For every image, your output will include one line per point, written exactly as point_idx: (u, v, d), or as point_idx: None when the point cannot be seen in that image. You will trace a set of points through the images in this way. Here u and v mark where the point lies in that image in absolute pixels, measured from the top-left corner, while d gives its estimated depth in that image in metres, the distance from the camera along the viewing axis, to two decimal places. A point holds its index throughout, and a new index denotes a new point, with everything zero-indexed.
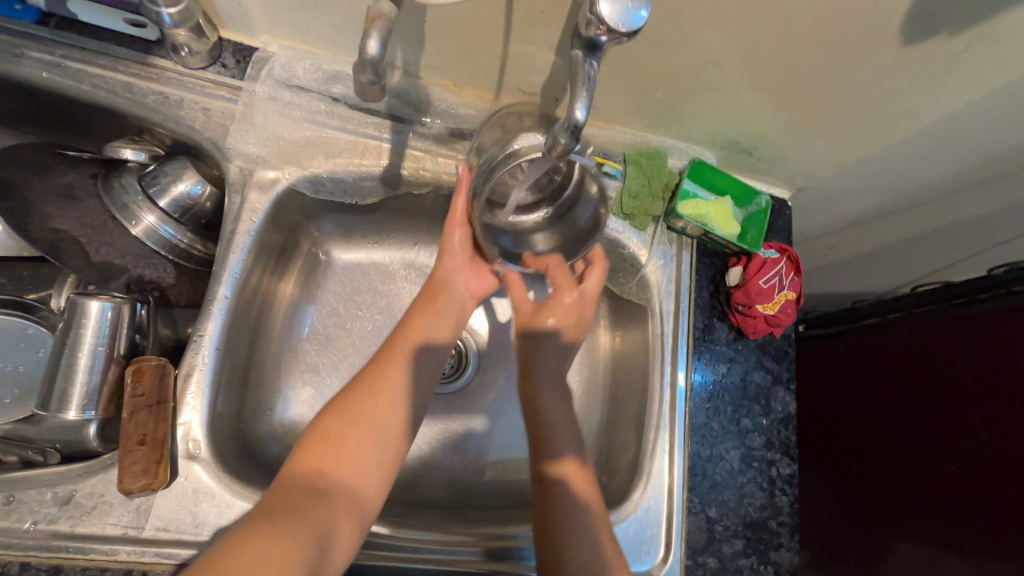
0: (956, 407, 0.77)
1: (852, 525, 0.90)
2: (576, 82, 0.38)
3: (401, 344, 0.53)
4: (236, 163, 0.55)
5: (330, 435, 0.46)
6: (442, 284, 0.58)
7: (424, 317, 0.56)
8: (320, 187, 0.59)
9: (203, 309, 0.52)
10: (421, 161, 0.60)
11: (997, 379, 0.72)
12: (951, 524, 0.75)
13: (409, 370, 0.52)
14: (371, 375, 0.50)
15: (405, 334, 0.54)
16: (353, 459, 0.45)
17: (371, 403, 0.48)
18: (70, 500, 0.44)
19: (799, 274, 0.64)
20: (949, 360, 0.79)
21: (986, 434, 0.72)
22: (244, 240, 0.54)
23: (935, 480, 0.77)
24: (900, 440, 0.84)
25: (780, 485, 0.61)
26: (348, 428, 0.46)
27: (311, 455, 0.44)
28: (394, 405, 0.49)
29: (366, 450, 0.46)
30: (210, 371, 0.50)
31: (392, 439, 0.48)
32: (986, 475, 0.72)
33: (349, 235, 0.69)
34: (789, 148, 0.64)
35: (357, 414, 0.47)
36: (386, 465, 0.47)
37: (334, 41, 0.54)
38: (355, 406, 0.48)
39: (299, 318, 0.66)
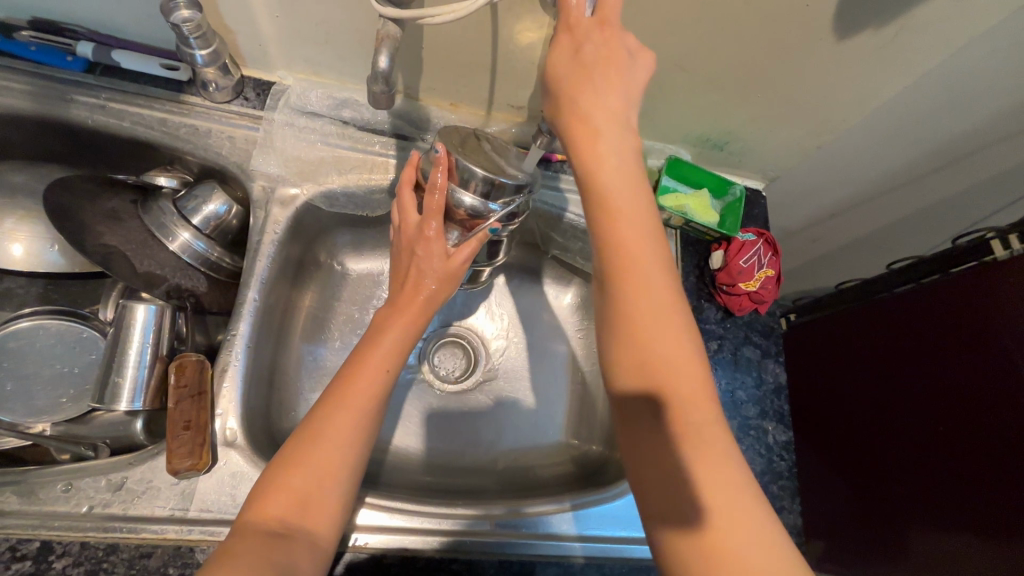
0: (955, 384, 0.81)
1: (872, 508, 0.93)
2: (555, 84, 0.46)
3: (362, 372, 0.50)
4: (259, 183, 0.62)
5: (293, 478, 0.44)
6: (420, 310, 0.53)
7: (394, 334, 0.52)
8: (335, 202, 0.66)
9: (235, 312, 0.57)
10: None
11: (989, 351, 0.77)
12: (970, 504, 0.77)
13: (373, 403, 0.49)
14: (327, 411, 0.48)
15: (364, 363, 0.51)
16: (314, 501, 0.45)
17: (334, 441, 0.46)
18: (123, 486, 0.48)
19: (778, 255, 0.69)
20: (943, 338, 0.83)
21: (985, 407, 0.76)
22: (269, 248, 0.60)
23: (947, 458, 0.80)
24: (907, 424, 0.87)
25: (777, 451, 0.65)
26: (307, 472, 0.45)
27: (269, 502, 0.43)
28: (351, 444, 0.47)
29: (326, 496, 0.45)
30: (243, 366, 0.55)
31: (351, 477, 0.47)
32: (989, 444, 0.75)
33: (361, 247, 0.75)
34: (755, 141, 0.70)
35: (315, 457, 0.45)
36: (345, 500, 0.47)
37: (342, 71, 0.62)
38: (315, 446, 0.46)
39: (316, 325, 0.71)
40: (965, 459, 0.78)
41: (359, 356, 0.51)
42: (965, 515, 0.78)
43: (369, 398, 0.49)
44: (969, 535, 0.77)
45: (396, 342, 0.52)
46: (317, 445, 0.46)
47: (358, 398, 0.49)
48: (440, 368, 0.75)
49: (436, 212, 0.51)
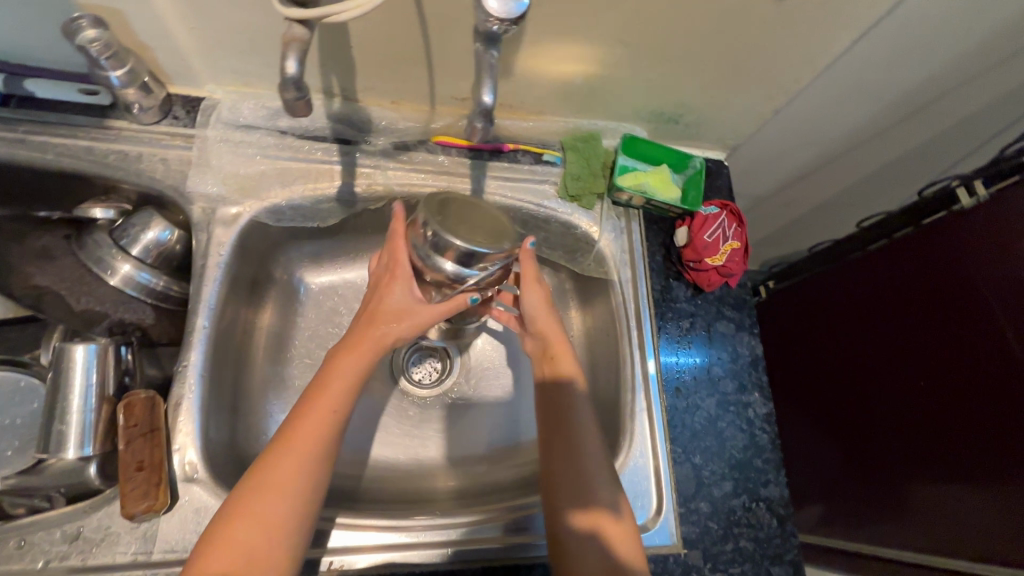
0: (935, 337, 0.81)
1: (869, 471, 0.93)
2: (480, 72, 0.42)
3: (311, 415, 0.48)
4: (199, 204, 0.59)
5: (236, 532, 0.42)
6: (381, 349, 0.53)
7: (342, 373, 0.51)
8: (282, 216, 0.63)
9: (185, 341, 0.55)
10: (371, 176, 0.64)
11: (964, 299, 0.76)
12: (962, 456, 0.77)
13: (320, 448, 0.48)
14: (276, 459, 0.46)
15: (315, 405, 0.49)
16: (260, 554, 0.43)
17: (278, 489, 0.45)
18: (79, 536, 0.46)
19: (743, 226, 0.68)
20: (919, 291, 0.83)
21: (966, 354, 0.76)
22: (215, 272, 0.58)
23: (936, 412, 0.80)
24: (896, 383, 0.87)
25: (759, 425, 0.64)
26: (251, 524, 0.43)
27: (212, 559, 0.41)
28: (297, 493, 0.46)
29: (274, 547, 0.43)
30: (199, 398, 0.53)
31: (300, 525, 0.45)
32: (975, 392, 0.75)
33: (319, 259, 0.73)
34: (710, 111, 0.69)
35: (260, 507, 0.44)
36: (295, 549, 0.45)
37: (274, 79, 0.59)
38: (261, 495, 0.44)
39: (280, 343, 0.69)
40: (954, 413, 0.78)
41: (305, 400, 0.50)
42: (960, 466, 0.77)
43: (319, 441, 0.48)
44: (961, 485, 0.77)
45: (345, 378, 0.51)
46: (261, 494, 0.44)
47: (306, 443, 0.47)
48: (415, 374, 0.74)
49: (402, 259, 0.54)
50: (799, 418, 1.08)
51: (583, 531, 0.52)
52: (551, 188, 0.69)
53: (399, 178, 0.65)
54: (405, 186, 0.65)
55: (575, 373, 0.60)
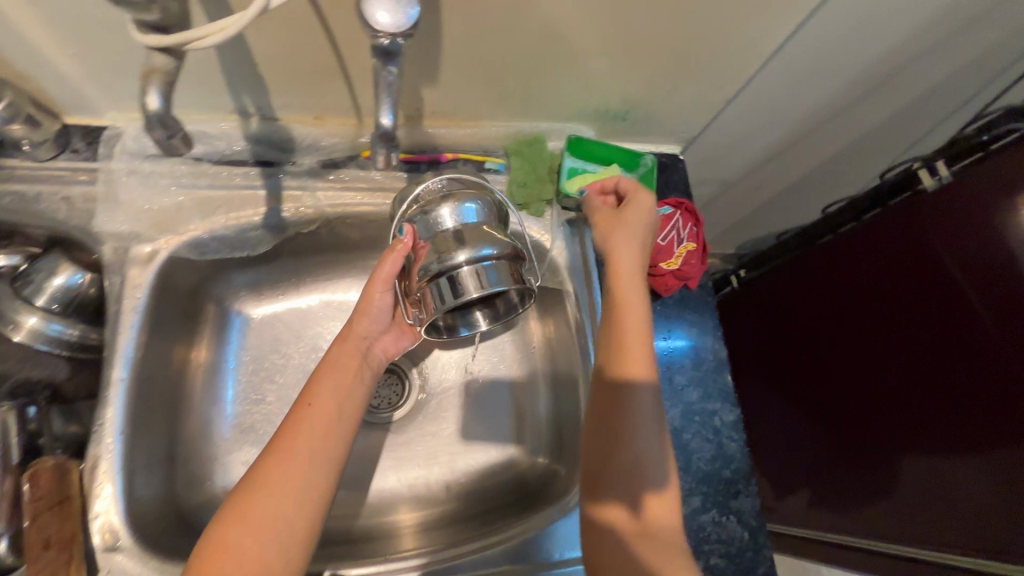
0: (906, 314, 0.79)
1: (852, 456, 0.91)
2: (379, 88, 0.39)
3: (305, 419, 0.50)
4: (110, 244, 0.55)
5: (232, 541, 0.43)
6: (354, 352, 0.56)
7: (331, 381, 0.53)
8: (205, 249, 0.58)
9: (102, 396, 0.50)
10: (300, 199, 0.60)
11: (932, 272, 0.75)
12: (941, 430, 0.76)
13: (315, 451, 0.49)
14: (271, 462, 0.48)
15: (310, 409, 0.51)
16: (253, 558, 0.43)
17: (273, 491, 0.46)
18: None
19: (700, 226, 0.65)
20: (889, 266, 0.81)
21: (937, 325, 0.75)
22: (132, 318, 0.53)
23: (914, 390, 0.79)
24: (870, 362, 0.86)
25: (727, 433, 0.61)
26: (245, 530, 0.44)
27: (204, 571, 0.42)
28: (296, 494, 0.47)
29: (269, 552, 0.44)
30: (119, 457, 0.49)
31: (296, 530, 0.46)
32: (949, 363, 0.74)
33: (258, 288, 0.68)
34: (658, 106, 0.65)
35: (251, 514, 0.45)
36: (292, 555, 0.45)
37: (180, 102, 0.54)
38: (253, 501, 0.45)
39: (220, 381, 0.65)
40: (936, 396, 0.76)
41: (296, 411, 0.51)
42: (942, 439, 0.76)
43: (314, 442, 0.49)
44: (945, 460, 0.76)
45: (333, 385, 0.53)
46: (255, 500, 0.45)
47: (297, 446, 0.49)
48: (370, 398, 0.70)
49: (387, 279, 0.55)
50: (780, 409, 1.06)
51: (601, 524, 0.51)
52: None
53: (330, 199, 0.61)
54: (338, 207, 0.61)
55: (643, 360, 0.53)
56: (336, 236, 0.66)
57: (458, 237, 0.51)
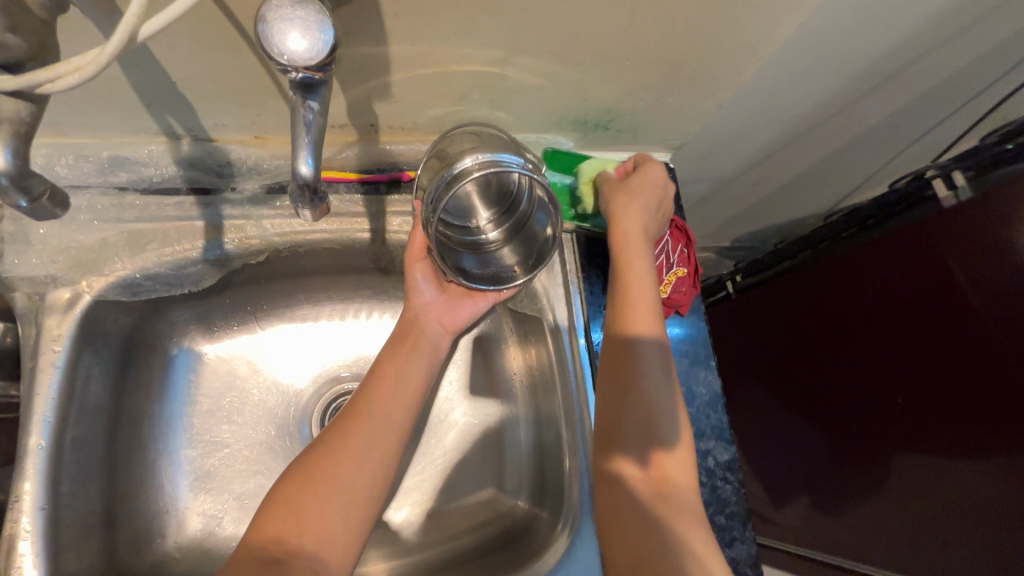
0: (903, 315, 0.75)
1: (852, 465, 0.87)
2: (294, 130, 0.33)
3: (370, 396, 0.49)
4: (23, 290, 0.48)
5: (296, 497, 0.43)
6: (410, 326, 0.55)
7: (394, 364, 0.52)
8: (138, 289, 0.52)
9: (19, 466, 0.45)
10: (244, 229, 0.53)
11: (930, 274, 0.71)
12: (943, 432, 0.72)
13: (391, 415, 0.49)
14: (346, 423, 0.48)
15: (377, 385, 0.50)
16: (317, 523, 0.42)
17: (348, 448, 0.46)
18: None
19: (691, 246, 0.59)
20: (887, 268, 0.77)
21: (931, 322, 0.72)
22: (50, 376, 0.47)
23: (922, 404, 0.74)
24: (874, 372, 0.81)
25: (721, 474, 0.56)
26: (315, 487, 0.43)
27: (270, 523, 0.42)
28: (365, 455, 0.46)
29: (332, 513, 0.43)
30: (41, 534, 0.44)
31: (357, 500, 0.45)
32: (960, 378, 0.69)
33: (209, 323, 0.62)
34: (643, 112, 0.58)
35: (320, 475, 0.44)
36: (352, 528, 0.44)
37: (93, 126, 0.48)
38: (323, 459, 0.45)
39: (169, 424, 0.60)
40: (944, 412, 0.72)
41: (374, 375, 0.51)
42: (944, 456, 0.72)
43: (379, 419, 0.48)
44: (947, 458, 0.72)
45: (399, 353, 0.53)
46: (325, 460, 0.45)
47: (363, 419, 0.48)
48: None
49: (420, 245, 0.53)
50: (780, 418, 1.01)
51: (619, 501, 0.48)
52: None
53: (278, 227, 0.54)
54: (288, 235, 0.54)
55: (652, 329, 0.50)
56: (290, 265, 0.59)
57: (453, 157, 0.46)
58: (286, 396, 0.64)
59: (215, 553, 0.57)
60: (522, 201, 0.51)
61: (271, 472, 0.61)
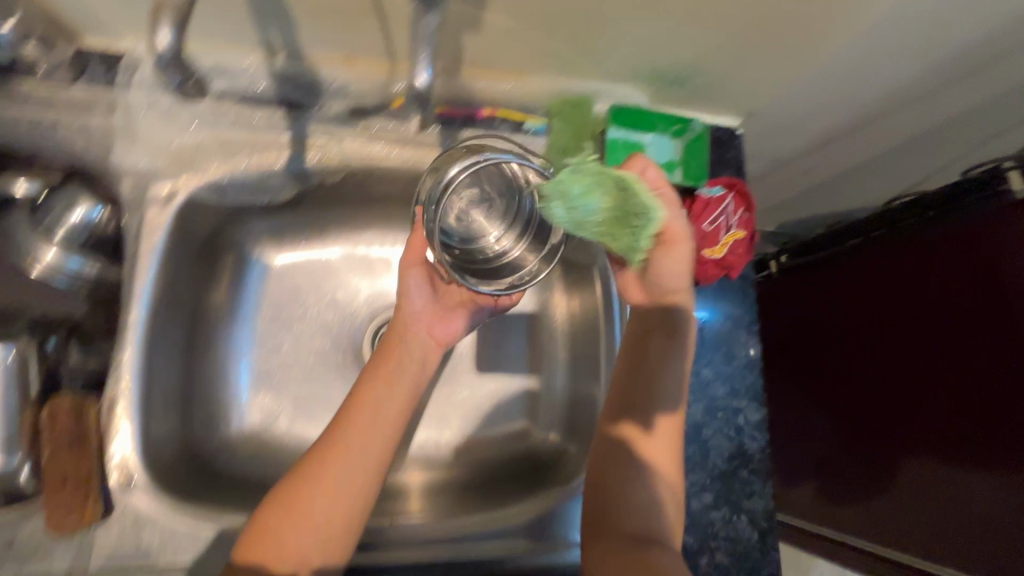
0: (940, 303, 0.76)
1: (857, 451, 0.89)
2: (417, 40, 0.39)
3: (350, 416, 0.50)
4: (129, 180, 0.53)
5: (272, 526, 0.45)
6: (395, 342, 0.56)
7: (375, 388, 0.52)
8: (226, 193, 0.56)
9: (120, 335, 0.50)
10: (326, 146, 0.56)
11: (978, 264, 0.71)
12: (956, 420, 0.74)
13: (368, 444, 0.49)
14: (320, 453, 0.48)
15: (356, 410, 0.51)
16: (294, 551, 0.44)
17: (326, 474, 0.47)
18: (13, 543, 0.45)
19: (751, 212, 0.59)
20: (936, 280, 0.76)
21: (965, 314, 0.73)
22: (149, 261, 0.52)
23: (941, 393, 0.76)
24: (896, 361, 0.82)
25: (749, 433, 0.59)
26: (289, 519, 0.45)
27: (250, 550, 0.44)
28: (338, 486, 0.47)
29: (308, 542, 0.45)
30: (138, 396, 0.50)
31: (332, 527, 0.46)
32: (986, 367, 0.70)
33: (279, 235, 0.66)
34: (723, 74, 0.58)
35: (294, 504, 0.45)
36: (335, 545, 0.46)
37: (202, 32, 0.51)
38: (297, 489, 0.46)
39: (239, 323, 0.65)
40: (962, 401, 0.73)
41: (355, 398, 0.52)
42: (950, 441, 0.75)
43: (357, 445, 0.49)
44: (960, 457, 0.73)
45: (381, 379, 0.53)
46: (301, 488, 0.46)
47: (343, 441, 0.48)
48: None
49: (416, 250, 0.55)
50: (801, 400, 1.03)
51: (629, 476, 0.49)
52: None
53: (357, 149, 0.57)
54: (365, 158, 0.57)
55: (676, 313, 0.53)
56: (361, 188, 0.62)
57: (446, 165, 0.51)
58: (342, 313, 0.68)
59: (271, 443, 0.63)
60: (521, 208, 0.53)
61: (324, 379, 0.66)
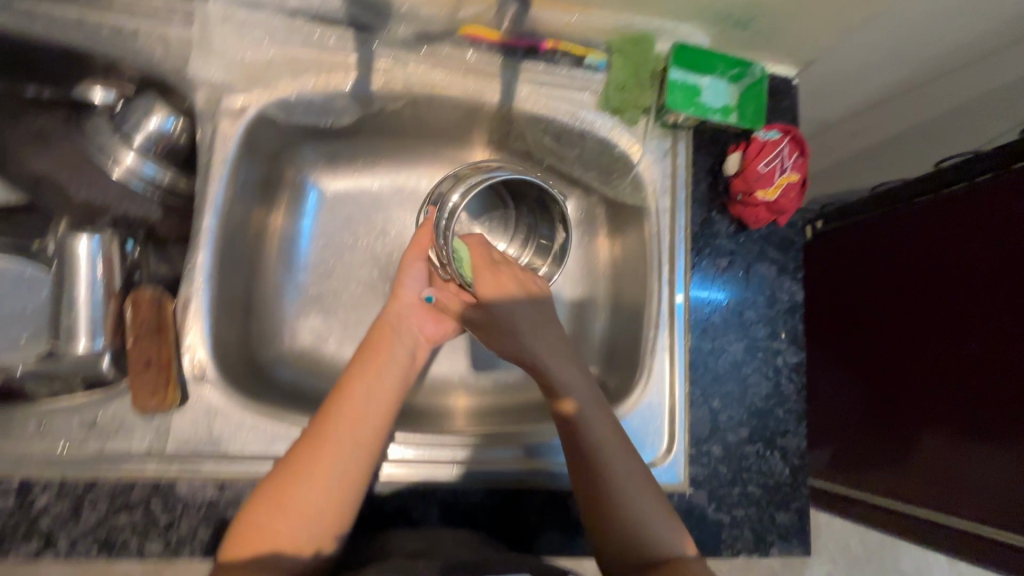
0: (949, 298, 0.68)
1: None
2: None
3: (338, 402, 0.47)
4: (202, 92, 0.54)
5: (261, 514, 0.42)
6: (387, 328, 0.54)
7: (364, 370, 0.50)
8: (292, 110, 0.57)
9: (192, 239, 0.52)
10: (391, 71, 0.57)
11: (994, 252, 0.63)
12: None
13: (359, 426, 0.46)
14: (309, 437, 0.45)
15: (347, 393, 0.48)
16: (287, 538, 0.42)
17: (316, 457, 0.44)
18: (94, 424, 0.47)
19: (804, 156, 0.59)
20: None
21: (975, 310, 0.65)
22: (221, 169, 0.54)
23: None
24: None
25: (787, 374, 0.60)
26: (277, 508, 0.42)
27: (244, 539, 0.41)
28: (327, 469, 0.44)
29: (298, 528, 0.42)
30: (207, 299, 0.52)
31: (323, 513, 0.43)
32: None
33: (333, 162, 0.68)
34: (788, 18, 0.58)
35: (284, 490, 0.43)
36: (328, 530, 0.43)
37: None
38: (288, 474, 0.44)
39: (294, 245, 0.67)
40: None
41: (344, 381, 0.49)
42: None
43: (347, 426, 0.46)
44: None
45: (371, 364, 0.50)
46: (292, 472, 0.44)
47: (330, 425, 0.46)
48: None
49: (422, 247, 0.58)
50: None
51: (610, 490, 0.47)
52: (590, 98, 0.61)
53: (421, 75, 0.58)
54: (428, 84, 0.58)
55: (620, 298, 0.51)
56: (418, 118, 0.63)
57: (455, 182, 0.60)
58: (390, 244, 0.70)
59: (321, 361, 0.66)
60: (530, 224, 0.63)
61: (372, 305, 0.68)
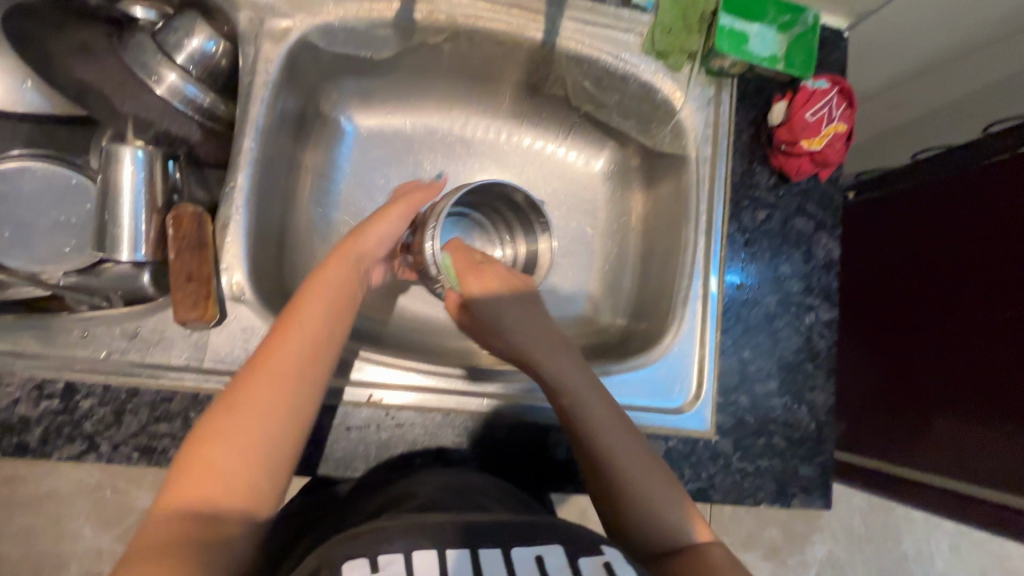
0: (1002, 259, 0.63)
1: None
2: None
3: (296, 319, 0.41)
4: (245, 13, 0.53)
5: (207, 447, 0.34)
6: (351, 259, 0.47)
7: (320, 292, 0.43)
8: (333, 38, 0.57)
9: (233, 161, 0.52)
10: (434, 2, 0.56)
11: None
12: None
13: (319, 349, 0.40)
14: (260, 361, 0.38)
15: (300, 313, 0.41)
16: (236, 473, 0.34)
17: (271, 379, 0.37)
18: (137, 334, 0.48)
19: (852, 109, 0.58)
20: None
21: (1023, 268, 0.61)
22: (263, 92, 0.53)
23: None
24: None
25: (818, 330, 0.60)
26: (225, 437, 0.34)
27: (186, 478, 0.33)
28: (287, 393, 0.37)
29: (252, 459, 0.35)
30: (246, 222, 0.52)
31: (281, 444, 0.36)
32: None
33: (367, 98, 0.65)
34: None
35: (234, 414, 0.35)
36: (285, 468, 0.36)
37: None
38: (237, 399, 0.36)
39: (327, 182, 0.66)
40: None
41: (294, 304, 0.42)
42: None
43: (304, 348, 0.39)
44: None
45: (328, 288, 0.44)
46: (246, 394, 0.36)
47: (286, 364, 0.38)
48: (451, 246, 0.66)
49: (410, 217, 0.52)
50: None
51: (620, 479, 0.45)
52: (635, 40, 0.60)
53: (464, 8, 0.57)
54: (470, 18, 0.57)
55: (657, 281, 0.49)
56: (457, 55, 0.62)
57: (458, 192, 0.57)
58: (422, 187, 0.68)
59: None
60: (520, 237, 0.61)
61: None
